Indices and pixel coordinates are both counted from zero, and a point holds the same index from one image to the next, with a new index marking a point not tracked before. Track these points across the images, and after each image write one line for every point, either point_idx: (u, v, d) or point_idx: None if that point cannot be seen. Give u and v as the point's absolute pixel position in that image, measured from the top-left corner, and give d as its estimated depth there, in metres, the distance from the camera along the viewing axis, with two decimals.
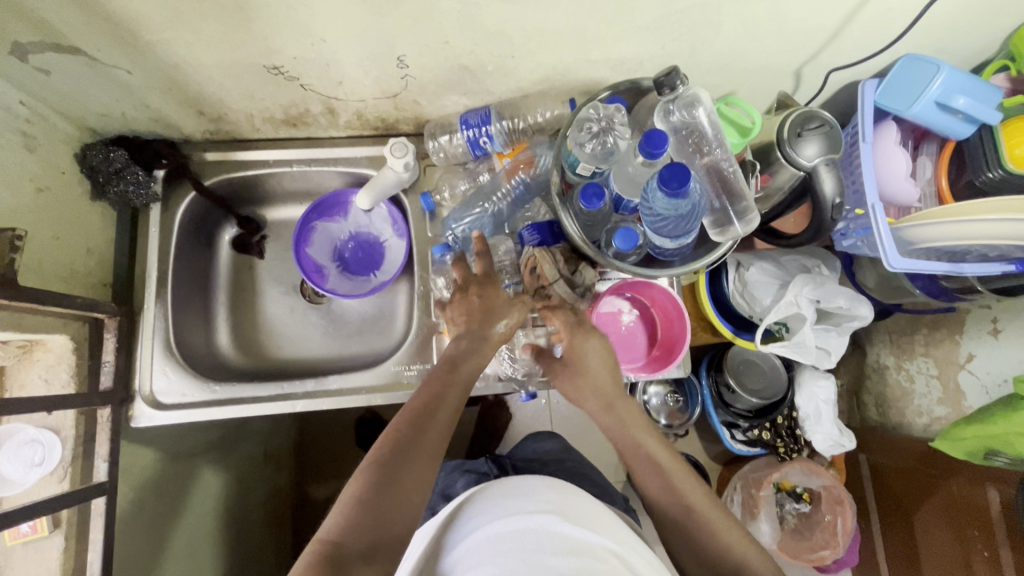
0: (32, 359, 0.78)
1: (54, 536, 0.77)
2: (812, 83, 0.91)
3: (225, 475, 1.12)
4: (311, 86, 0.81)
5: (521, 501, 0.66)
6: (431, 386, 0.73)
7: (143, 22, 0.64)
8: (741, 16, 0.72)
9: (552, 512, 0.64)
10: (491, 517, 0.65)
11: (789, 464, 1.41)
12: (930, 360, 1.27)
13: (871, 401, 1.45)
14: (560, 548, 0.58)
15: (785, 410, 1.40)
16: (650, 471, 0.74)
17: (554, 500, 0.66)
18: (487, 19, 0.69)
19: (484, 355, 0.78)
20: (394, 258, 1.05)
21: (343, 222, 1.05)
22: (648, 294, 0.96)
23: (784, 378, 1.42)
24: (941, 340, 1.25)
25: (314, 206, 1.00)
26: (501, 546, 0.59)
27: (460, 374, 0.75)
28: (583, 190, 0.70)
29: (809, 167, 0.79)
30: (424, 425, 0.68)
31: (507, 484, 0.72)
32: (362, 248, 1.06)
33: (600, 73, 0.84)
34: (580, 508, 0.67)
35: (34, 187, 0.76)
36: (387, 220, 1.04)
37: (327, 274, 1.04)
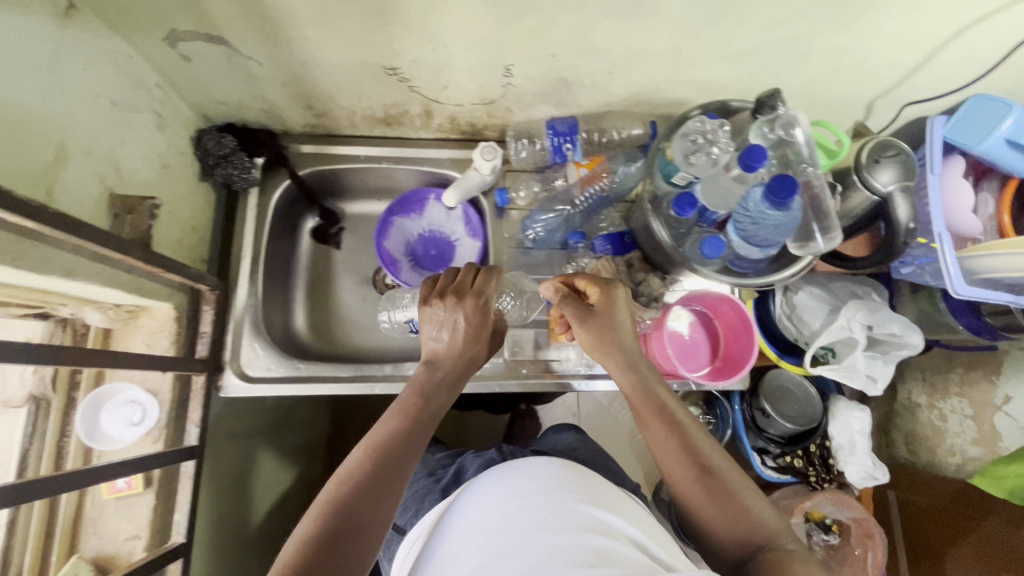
0: (137, 324, 0.84)
1: (146, 494, 0.81)
2: (884, 115, 0.96)
3: (271, 458, 1.14)
4: (417, 88, 0.87)
5: (523, 478, 0.69)
6: (396, 416, 0.67)
7: (293, 19, 0.70)
8: (833, 47, 0.78)
9: (556, 490, 0.66)
10: (497, 493, 0.68)
11: (820, 493, 1.42)
12: (965, 400, 1.29)
13: (900, 437, 1.46)
14: (565, 525, 0.60)
15: (819, 439, 1.41)
16: (681, 447, 0.68)
17: (553, 475, 0.69)
18: (599, 36, 0.75)
19: (458, 383, 0.74)
20: (464, 256, 1.07)
21: (418, 219, 1.08)
22: (713, 305, 1.01)
23: (818, 407, 1.43)
24: (979, 381, 1.27)
25: (397, 201, 1.06)
26: (506, 526, 0.62)
27: (433, 404, 0.70)
28: (678, 198, 0.74)
29: (884, 193, 0.83)
30: (387, 457, 0.62)
31: (510, 465, 0.74)
32: (433, 246, 1.09)
33: (685, 93, 0.90)
34: (585, 485, 0.69)
35: (162, 163, 0.83)
36: (460, 219, 1.07)
37: (401, 267, 1.06)
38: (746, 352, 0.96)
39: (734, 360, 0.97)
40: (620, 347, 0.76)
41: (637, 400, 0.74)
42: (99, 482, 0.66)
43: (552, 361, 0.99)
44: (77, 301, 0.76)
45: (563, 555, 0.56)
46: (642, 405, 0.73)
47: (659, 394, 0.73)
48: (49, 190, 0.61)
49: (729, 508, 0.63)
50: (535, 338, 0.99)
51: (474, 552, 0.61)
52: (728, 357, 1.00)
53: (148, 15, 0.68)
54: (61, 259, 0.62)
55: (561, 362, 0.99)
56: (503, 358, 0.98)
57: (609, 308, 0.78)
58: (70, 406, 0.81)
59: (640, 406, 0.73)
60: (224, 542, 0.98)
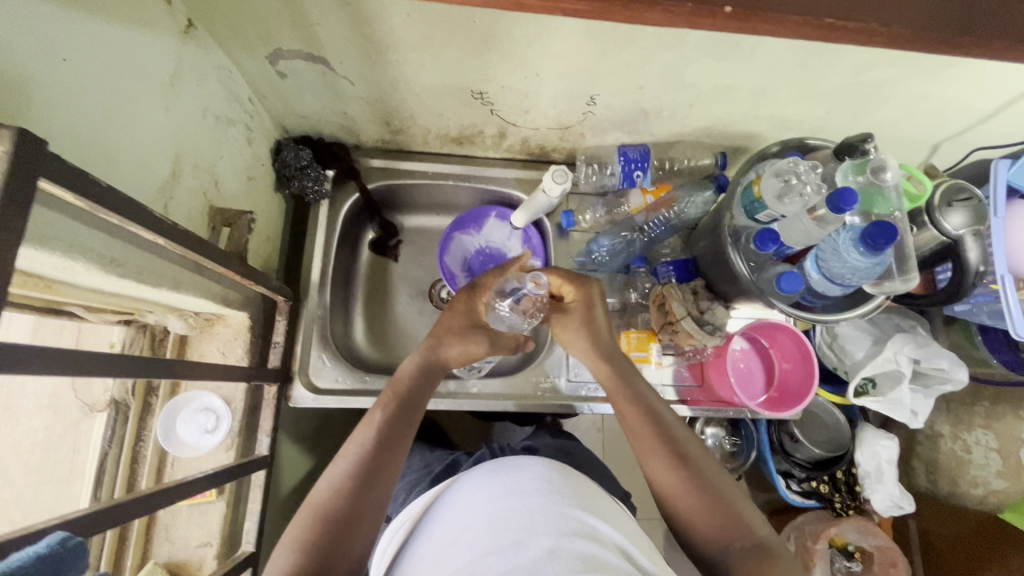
0: (213, 332, 0.85)
1: (218, 501, 0.82)
2: (948, 156, 0.97)
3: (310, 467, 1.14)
4: (498, 111, 0.89)
5: (514, 478, 0.68)
6: (378, 419, 0.70)
7: (396, 44, 0.71)
8: (913, 93, 0.79)
9: (548, 494, 0.66)
10: (487, 492, 0.68)
11: (846, 520, 1.33)
12: (991, 433, 1.21)
13: (920, 467, 1.36)
14: (555, 530, 0.60)
15: (845, 465, 1.33)
16: (670, 454, 0.69)
17: (545, 478, 0.69)
18: (689, 73, 0.76)
19: (435, 376, 0.78)
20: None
21: (476, 236, 1.08)
22: (770, 334, 1.01)
23: (846, 434, 1.36)
24: (1003, 415, 1.21)
25: (456, 220, 1.06)
26: (495, 527, 0.61)
27: (418, 406, 0.74)
28: (760, 234, 0.76)
29: (955, 235, 0.85)
30: (370, 454, 0.66)
31: (500, 463, 0.73)
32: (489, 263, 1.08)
33: (759, 128, 0.91)
34: (574, 490, 0.69)
35: (247, 176, 0.84)
36: (517, 236, 1.07)
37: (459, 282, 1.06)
38: (806, 385, 0.96)
39: (792, 392, 0.98)
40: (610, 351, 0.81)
41: (626, 403, 0.76)
42: (203, 490, 0.67)
43: None
44: (163, 310, 0.77)
45: (555, 560, 0.56)
46: (630, 414, 0.74)
47: (656, 404, 0.75)
48: (166, 205, 0.63)
49: (722, 518, 0.64)
50: None
51: (463, 549, 0.60)
52: (783, 387, 1.00)
53: (258, 35, 0.70)
54: (171, 272, 0.63)
55: None
56: (567, 382, 0.99)
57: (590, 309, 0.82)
58: (146, 410, 0.82)
59: (629, 411, 0.74)
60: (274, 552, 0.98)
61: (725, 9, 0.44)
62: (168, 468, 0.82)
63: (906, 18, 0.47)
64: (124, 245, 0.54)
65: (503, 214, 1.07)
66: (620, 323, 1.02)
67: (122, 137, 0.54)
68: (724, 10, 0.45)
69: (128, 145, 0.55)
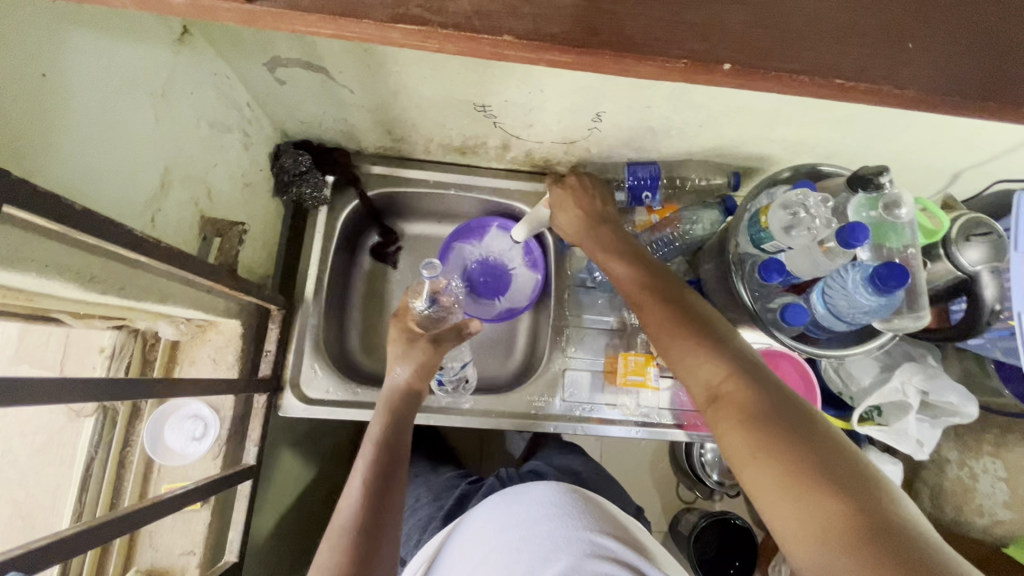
0: (205, 339, 0.84)
1: (203, 511, 0.81)
2: (969, 186, 0.94)
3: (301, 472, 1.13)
4: (502, 124, 0.86)
5: (524, 506, 0.69)
6: (368, 463, 0.73)
7: (397, 56, 0.69)
8: (933, 123, 0.76)
9: (558, 518, 0.67)
10: (498, 523, 0.69)
11: None
12: (999, 462, 1.17)
13: (925, 491, 1.33)
14: (566, 553, 0.62)
15: None
16: (691, 330, 0.64)
17: (553, 501, 0.70)
18: (698, 95, 0.73)
19: (409, 411, 0.81)
20: (521, 287, 1.06)
21: (477, 246, 1.07)
22: (775, 364, 0.96)
23: None
24: (1014, 445, 1.15)
25: (459, 229, 1.04)
26: (508, 560, 0.63)
27: (403, 448, 0.76)
28: (765, 263, 0.73)
29: (971, 271, 0.82)
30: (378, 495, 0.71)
31: (509, 490, 0.74)
32: (489, 273, 1.07)
33: (771, 150, 0.88)
34: (585, 508, 0.70)
35: (244, 183, 0.83)
36: (520, 249, 1.06)
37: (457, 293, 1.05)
38: None
39: None
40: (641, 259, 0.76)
41: (639, 292, 0.72)
42: (184, 505, 0.66)
43: (608, 406, 0.97)
44: (154, 317, 0.76)
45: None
46: (649, 314, 0.69)
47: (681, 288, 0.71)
48: (154, 218, 0.61)
49: (749, 381, 0.58)
50: (593, 381, 0.98)
51: None
52: None
53: (255, 43, 0.68)
54: (156, 284, 0.62)
55: (616, 408, 0.97)
56: (562, 402, 0.97)
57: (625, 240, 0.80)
58: (135, 416, 0.82)
59: (648, 304, 0.69)
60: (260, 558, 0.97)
61: (725, 65, 0.43)
62: (154, 475, 0.82)
63: (919, 79, 0.45)
64: (105, 262, 0.53)
65: (505, 225, 1.05)
66: (618, 342, 1.00)
67: (107, 150, 0.53)
68: (725, 67, 0.43)
69: (113, 159, 0.54)
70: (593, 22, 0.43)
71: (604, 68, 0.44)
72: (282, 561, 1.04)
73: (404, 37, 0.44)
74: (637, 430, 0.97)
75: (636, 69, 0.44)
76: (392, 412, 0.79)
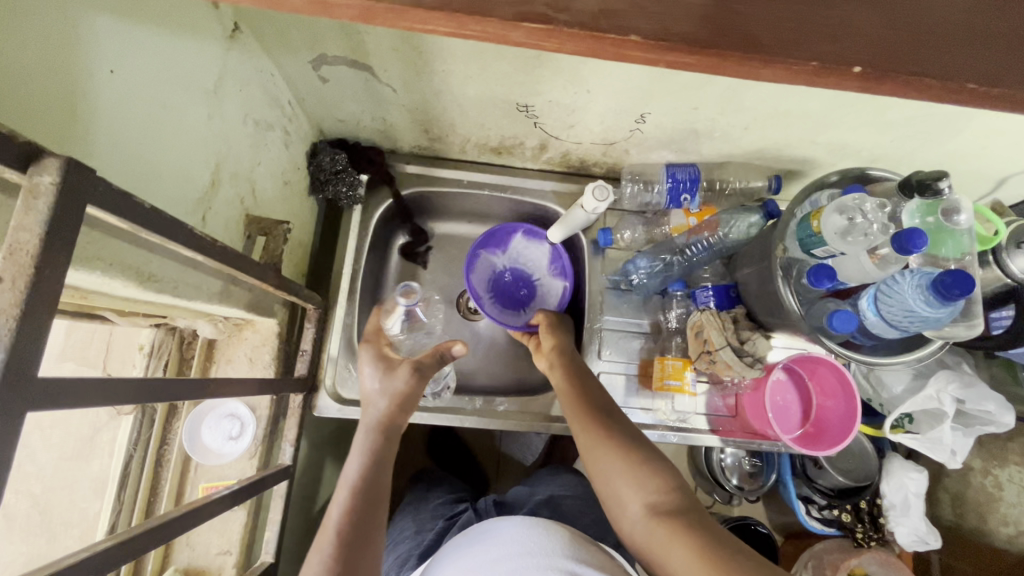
0: (242, 337, 0.84)
1: (240, 510, 0.81)
2: (1016, 191, 0.92)
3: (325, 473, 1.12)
4: (542, 125, 0.85)
5: (492, 544, 0.59)
6: (342, 501, 0.61)
7: (445, 55, 0.69)
8: (986, 127, 0.74)
9: (525, 555, 0.56)
10: (464, 564, 0.59)
11: (867, 552, 1.22)
12: None
13: (945, 498, 1.30)
14: None
15: (869, 495, 1.24)
16: (586, 411, 0.70)
17: (521, 537, 0.58)
18: (749, 97, 0.72)
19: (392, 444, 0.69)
20: (549, 297, 1.04)
21: (503, 256, 1.05)
22: (810, 367, 0.96)
23: (875, 464, 1.26)
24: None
25: (484, 237, 1.01)
26: None
27: (382, 488, 0.63)
28: (815, 268, 0.72)
29: (1022, 278, 0.80)
30: (356, 548, 0.57)
31: (483, 529, 0.64)
32: (516, 284, 1.05)
33: (814, 153, 0.86)
34: (554, 550, 0.57)
35: (283, 181, 0.82)
36: (545, 258, 1.04)
37: (483, 302, 1.02)
38: (847, 423, 0.91)
39: (831, 429, 0.93)
40: (562, 343, 0.83)
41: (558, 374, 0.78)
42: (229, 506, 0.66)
43: (642, 411, 0.96)
44: (194, 315, 0.75)
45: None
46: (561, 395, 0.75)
47: (587, 368, 0.78)
48: (204, 216, 0.61)
49: (638, 477, 0.62)
50: (628, 385, 0.97)
51: None
52: (820, 421, 0.95)
53: (303, 41, 0.68)
54: (206, 283, 0.62)
55: (650, 412, 0.96)
56: None
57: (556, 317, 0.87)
58: (172, 413, 0.81)
59: (564, 394, 0.74)
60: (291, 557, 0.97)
61: (858, 69, 0.40)
62: (191, 473, 0.81)
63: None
64: (162, 259, 0.53)
65: (530, 233, 1.02)
66: (653, 347, 0.99)
67: (164, 147, 0.52)
68: (855, 70, 0.40)
69: (168, 156, 0.53)
70: (717, 22, 0.40)
71: (723, 70, 0.41)
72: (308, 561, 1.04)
73: (526, 37, 0.41)
74: (671, 434, 0.96)
75: (758, 73, 0.41)
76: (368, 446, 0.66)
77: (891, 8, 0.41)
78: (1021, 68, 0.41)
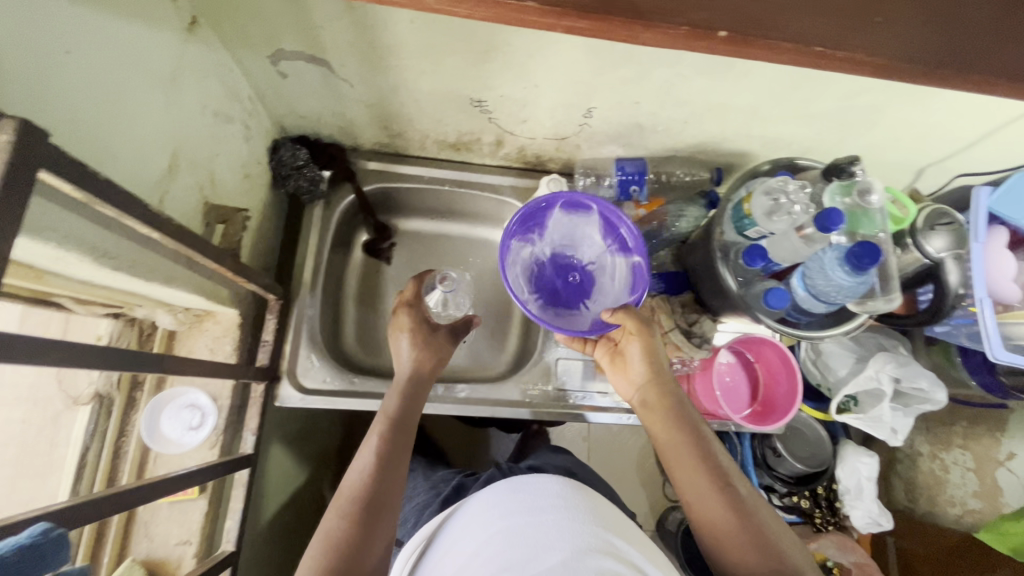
0: (202, 328, 0.85)
1: (200, 499, 0.82)
2: (934, 181, 1.00)
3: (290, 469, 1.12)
4: (496, 120, 0.90)
5: (528, 495, 0.61)
6: (375, 442, 0.72)
7: (398, 50, 0.72)
8: (898, 119, 0.82)
9: (566, 509, 0.59)
10: (501, 510, 0.60)
11: (825, 536, 1.28)
12: (968, 453, 1.20)
13: (899, 485, 1.36)
14: (580, 545, 0.53)
15: (826, 480, 1.29)
16: (701, 464, 0.70)
17: (559, 492, 0.61)
18: (684, 91, 0.78)
19: (422, 391, 0.80)
20: (616, 280, 0.89)
21: (542, 242, 0.90)
22: (757, 349, 1.02)
23: (829, 450, 1.31)
24: (982, 436, 1.19)
25: (518, 217, 0.86)
26: (512, 543, 0.54)
27: (409, 431, 0.75)
28: (748, 249, 0.78)
29: (936, 258, 0.87)
30: (382, 484, 0.68)
31: (515, 481, 0.65)
32: (568, 271, 0.90)
33: (750, 146, 0.93)
34: (591, 507, 0.61)
35: (244, 174, 0.84)
36: (593, 236, 0.90)
37: (531, 304, 0.86)
38: (789, 400, 0.97)
39: (778, 404, 0.99)
40: (657, 369, 0.78)
41: (658, 409, 0.75)
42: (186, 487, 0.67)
43: (598, 394, 1.00)
44: (153, 304, 0.76)
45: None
46: (667, 439, 0.73)
47: (690, 409, 0.75)
48: (162, 198, 0.63)
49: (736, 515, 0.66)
50: (585, 370, 1.01)
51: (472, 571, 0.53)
52: (768, 400, 1.01)
53: (261, 36, 0.71)
54: (163, 266, 0.63)
55: (608, 395, 1.00)
56: (553, 390, 1.00)
57: (653, 335, 0.79)
58: (131, 404, 0.82)
59: (662, 407, 0.75)
60: (253, 551, 0.97)
61: (722, 32, 0.47)
62: (149, 464, 0.81)
63: (892, 48, 0.49)
64: (115, 237, 0.54)
65: (572, 207, 0.88)
66: None
67: (120, 128, 0.54)
68: (721, 34, 0.47)
69: (125, 138, 0.55)
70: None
71: (611, 33, 0.48)
72: (271, 556, 1.04)
73: (436, 4, 0.46)
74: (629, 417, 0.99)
75: (641, 36, 0.48)
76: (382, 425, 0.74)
77: (774, 8, 0.48)
78: (862, 32, 0.48)
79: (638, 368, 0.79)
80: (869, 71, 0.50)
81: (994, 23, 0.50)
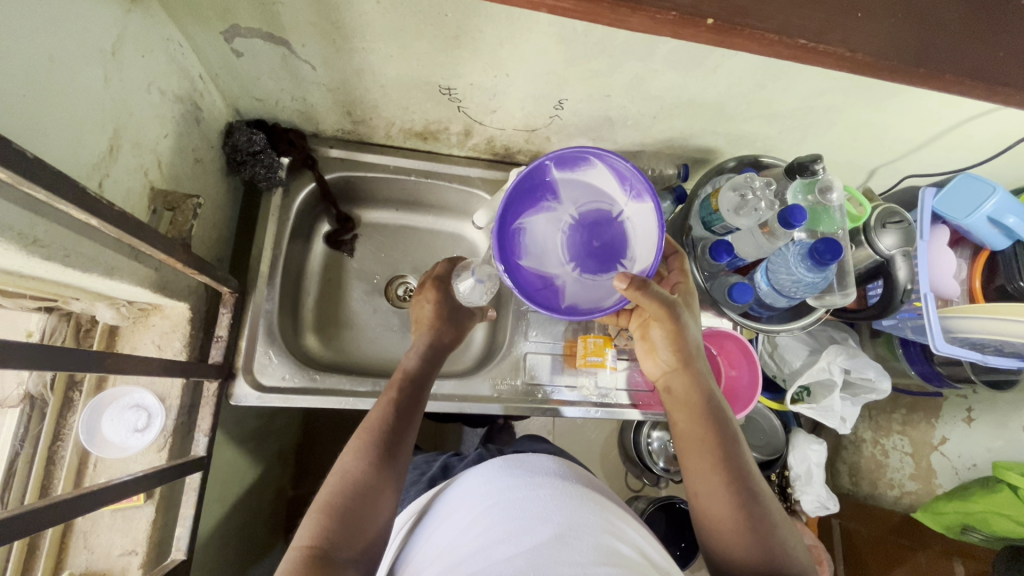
0: (148, 323, 0.79)
1: (146, 506, 0.76)
2: (885, 181, 1.04)
3: (243, 469, 1.06)
4: (466, 109, 0.88)
5: (528, 473, 0.68)
6: (391, 399, 0.77)
7: (364, 31, 0.69)
8: (856, 120, 0.84)
9: (562, 488, 0.66)
10: (501, 484, 0.67)
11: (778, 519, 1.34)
12: (906, 439, 1.26)
13: (844, 470, 1.41)
14: (574, 522, 0.59)
15: (778, 469, 1.32)
16: (713, 454, 0.71)
17: (555, 474, 0.69)
18: (654, 85, 0.78)
19: (439, 360, 0.85)
20: (643, 232, 0.80)
21: (555, 207, 0.81)
22: (721, 342, 1.04)
23: (783, 440, 1.33)
24: (918, 422, 1.25)
25: (515, 190, 0.79)
26: (513, 513, 0.61)
27: (422, 394, 0.79)
28: (715, 244, 0.79)
29: (886, 255, 0.91)
30: (391, 438, 0.72)
31: (517, 456, 0.73)
32: (596, 231, 0.80)
33: (716, 143, 0.94)
34: (591, 492, 0.68)
35: (195, 158, 0.79)
36: (613, 186, 0.80)
37: (559, 282, 0.80)
38: (752, 392, 1.00)
39: (740, 397, 1.01)
40: (684, 355, 0.78)
41: (682, 398, 0.77)
42: (130, 494, 0.62)
43: (566, 387, 1.00)
44: (92, 298, 0.70)
45: (567, 549, 0.55)
46: (686, 424, 0.75)
47: (715, 402, 0.76)
48: (101, 181, 0.59)
49: (734, 497, 0.68)
50: (553, 364, 1.01)
51: (475, 536, 0.60)
52: (733, 391, 1.02)
53: (213, 10, 0.66)
54: (103, 255, 0.59)
55: (575, 389, 1.00)
56: (522, 385, 0.99)
57: (678, 320, 0.76)
58: (66, 407, 0.76)
59: (685, 390, 0.77)
60: (204, 555, 0.92)
61: (709, 20, 0.48)
62: (89, 470, 0.75)
63: (868, 43, 0.51)
64: (46, 223, 0.50)
65: (571, 162, 0.79)
66: (577, 327, 1.03)
67: (51, 104, 0.49)
68: (708, 22, 0.48)
69: (58, 117, 0.50)
70: None
71: (600, 15, 0.48)
72: (220, 559, 0.99)
73: None
74: (597, 410, 0.99)
75: (629, 20, 0.48)
76: (397, 408, 0.75)
77: (750, 11, 0.49)
78: (844, 25, 0.51)
79: (665, 352, 0.79)
80: (824, 60, 0.51)
81: (932, 32, 0.53)
